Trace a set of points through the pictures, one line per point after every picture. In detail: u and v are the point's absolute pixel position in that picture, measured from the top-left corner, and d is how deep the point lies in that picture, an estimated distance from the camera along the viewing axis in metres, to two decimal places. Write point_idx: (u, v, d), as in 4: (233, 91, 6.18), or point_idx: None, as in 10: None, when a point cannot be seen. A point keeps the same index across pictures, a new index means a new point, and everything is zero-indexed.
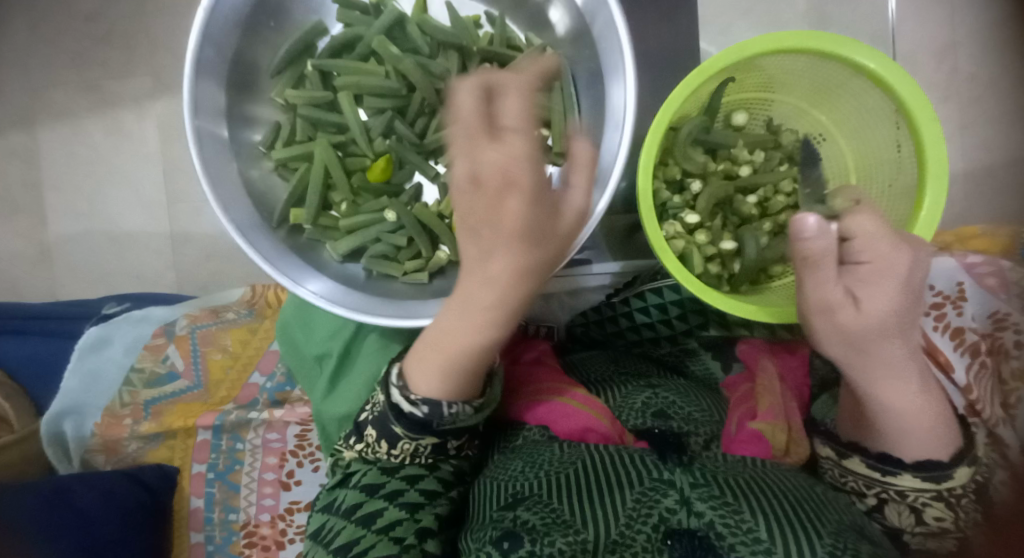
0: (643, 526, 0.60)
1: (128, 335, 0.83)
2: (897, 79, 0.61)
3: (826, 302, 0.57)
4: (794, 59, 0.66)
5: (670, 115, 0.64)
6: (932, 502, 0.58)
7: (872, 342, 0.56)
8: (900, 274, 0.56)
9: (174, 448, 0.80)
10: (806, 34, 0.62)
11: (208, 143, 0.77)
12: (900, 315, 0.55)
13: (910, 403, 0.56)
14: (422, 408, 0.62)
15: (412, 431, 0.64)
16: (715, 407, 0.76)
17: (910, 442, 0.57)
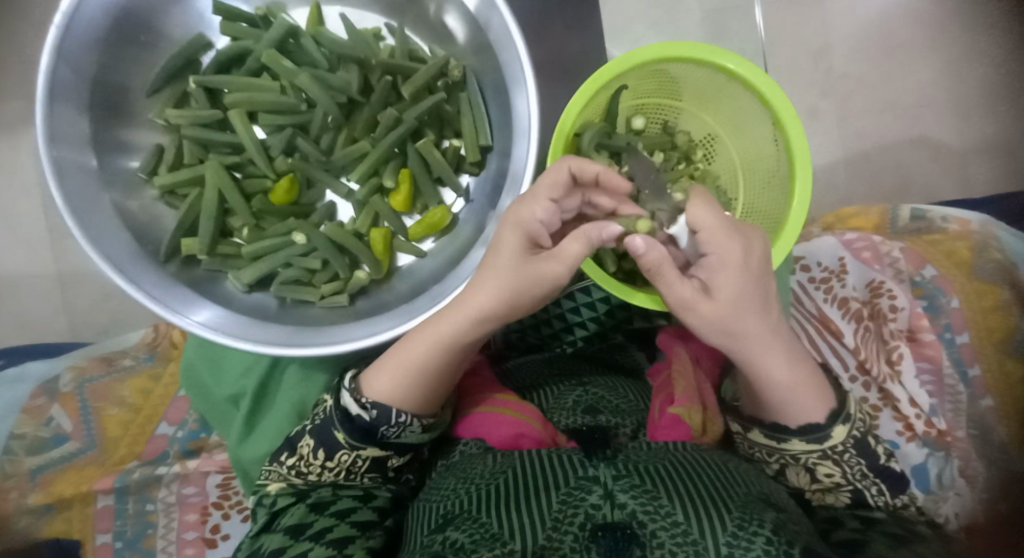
0: (570, 526, 0.55)
1: (3, 398, 0.75)
2: (761, 80, 0.64)
3: (683, 301, 0.52)
4: (686, 67, 0.69)
5: (568, 125, 0.66)
6: (821, 461, 0.62)
7: (739, 325, 0.54)
8: (741, 259, 0.53)
9: (71, 520, 0.73)
10: (693, 45, 0.65)
11: (79, 173, 0.61)
12: (751, 294, 0.53)
13: (784, 375, 0.58)
14: (371, 411, 0.58)
15: (355, 440, 0.58)
16: (638, 398, 0.74)
17: (794, 410, 0.60)
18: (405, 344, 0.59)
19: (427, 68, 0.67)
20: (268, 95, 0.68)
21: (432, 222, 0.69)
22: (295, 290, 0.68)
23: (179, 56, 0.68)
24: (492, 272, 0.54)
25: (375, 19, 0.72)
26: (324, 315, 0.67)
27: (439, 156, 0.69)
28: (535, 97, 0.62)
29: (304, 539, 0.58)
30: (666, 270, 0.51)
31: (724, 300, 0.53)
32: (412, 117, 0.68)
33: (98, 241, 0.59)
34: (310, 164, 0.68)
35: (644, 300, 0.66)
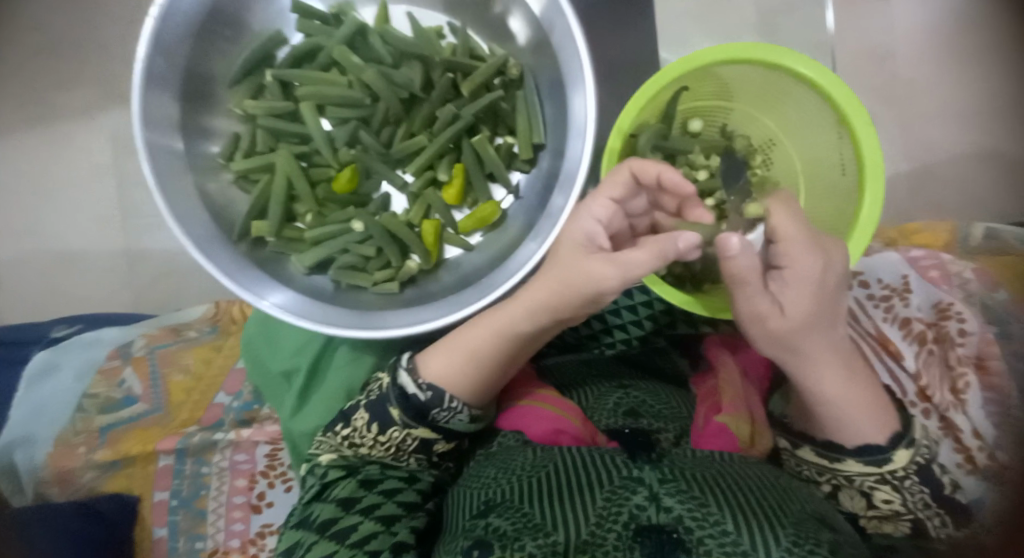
0: (615, 525, 0.56)
1: (79, 359, 0.79)
2: (832, 85, 0.64)
3: (754, 308, 0.58)
4: (752, 71, 0.69)
5: (625, 127, 0.67)
6: (878, 485, 0.61)
7: (798, 338, 0.58)
8: (814, 278, 0.56)
9: (133, 477, 0.77)
10: (764, 46, 0.66)
11: (167, 156, 0.65)
12: (818, 313, 0.57)
13: (838, 389, 0.60)
14: (427, 392, 0.61)
15: (411, 418, 0.61)
16: (683, 404, 0.73)
17: (850, 429, 0.60)
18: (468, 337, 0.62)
19: (485, 67, 0.69)
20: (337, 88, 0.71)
21: (482, 215, 0.71)
22: (351, 276, 0.70)
23: (258, 51, 0.71)
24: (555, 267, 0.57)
25: (438, 18, 0.74)
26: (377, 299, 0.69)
27: (494, 152, 0.70)
28: (593, 98, 0.62)
29: (354, 512, 0.60)
30: (748, 279, 0.55)
31: (789, 316, 0.57)
32: (470, 112, 0.69)
33: (182, 222, 0.62)
34: (370, 155, 0.71)
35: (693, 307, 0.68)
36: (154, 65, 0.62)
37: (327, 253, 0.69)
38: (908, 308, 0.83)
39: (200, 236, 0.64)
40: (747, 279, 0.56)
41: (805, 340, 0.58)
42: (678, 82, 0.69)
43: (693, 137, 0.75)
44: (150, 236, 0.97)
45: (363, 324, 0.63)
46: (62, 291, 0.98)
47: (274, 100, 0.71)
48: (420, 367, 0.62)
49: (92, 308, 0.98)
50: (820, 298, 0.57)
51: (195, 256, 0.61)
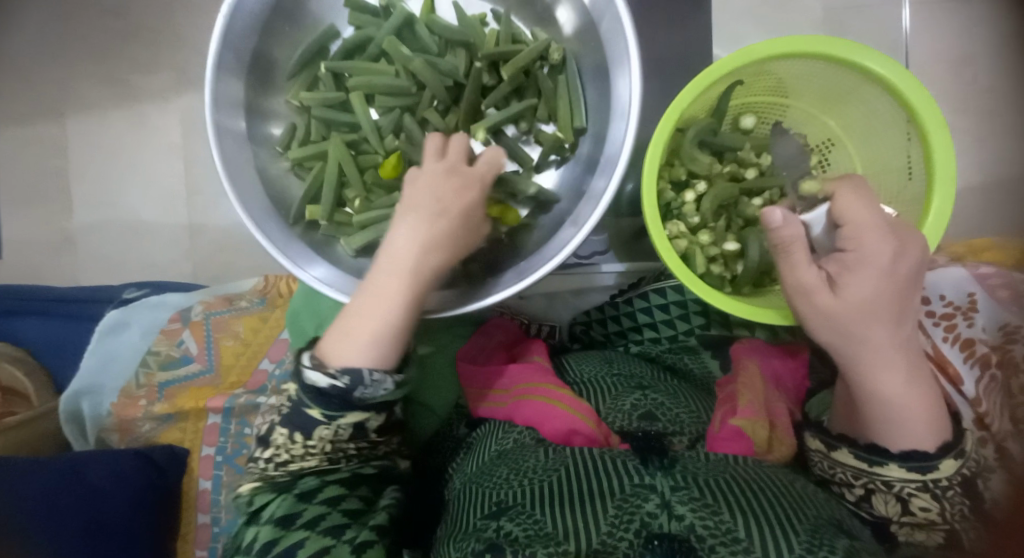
0: (626, 533, 0.56)
1: (145, 319, 0.86)
2: (904, 81, 0.59)
3: (803, 285, 0.57)
4: (819, 65, 0.62)
5: (677, 115, 0.61)
6: (918, 493, 0.59)
7: (857, 325, 0.56)
8: (882, 262, 0.55)
9: (185, 430, 0.84)
10: (830, 39, 0.59)
11: (232, 137, 0.66)
12: (879, 300, 0.56)
13: (898, 393, 0.57)
14: (342, 379, 0.55)
15: (331, 407, 0.56)
16: (701, 408, 0.72)
17: (901, 431, 0.58)
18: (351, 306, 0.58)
19: (528, 55, 0.69)
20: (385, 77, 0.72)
21: (498, 216, 0.69)
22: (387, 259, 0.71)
23: (315, 43, 0.73)
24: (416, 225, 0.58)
25: (482, 5, 0.75)
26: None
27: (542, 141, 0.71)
28: (639, 83, 0.60)
29: (294, 529, 0.58)
30: (795, 251, 0.57)
31: (849, 298, 0.56)
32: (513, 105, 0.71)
33: (245, 200, 0.63)
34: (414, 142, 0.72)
35: (771, 318, 0.62)
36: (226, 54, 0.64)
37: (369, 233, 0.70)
38: (971, 328, 0.76)
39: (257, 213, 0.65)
40: (794, 251, 0.58)
41: (873, 328, 0.56)
42: (730, 75, 0.62)
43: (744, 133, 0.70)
44: (210, 213, 1.07)
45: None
46: (133, 255, 1.10)
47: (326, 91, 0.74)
48: (325, 353, 0.57)
49: (154, 274, 1.10)
50: (886, 284, 0.56)
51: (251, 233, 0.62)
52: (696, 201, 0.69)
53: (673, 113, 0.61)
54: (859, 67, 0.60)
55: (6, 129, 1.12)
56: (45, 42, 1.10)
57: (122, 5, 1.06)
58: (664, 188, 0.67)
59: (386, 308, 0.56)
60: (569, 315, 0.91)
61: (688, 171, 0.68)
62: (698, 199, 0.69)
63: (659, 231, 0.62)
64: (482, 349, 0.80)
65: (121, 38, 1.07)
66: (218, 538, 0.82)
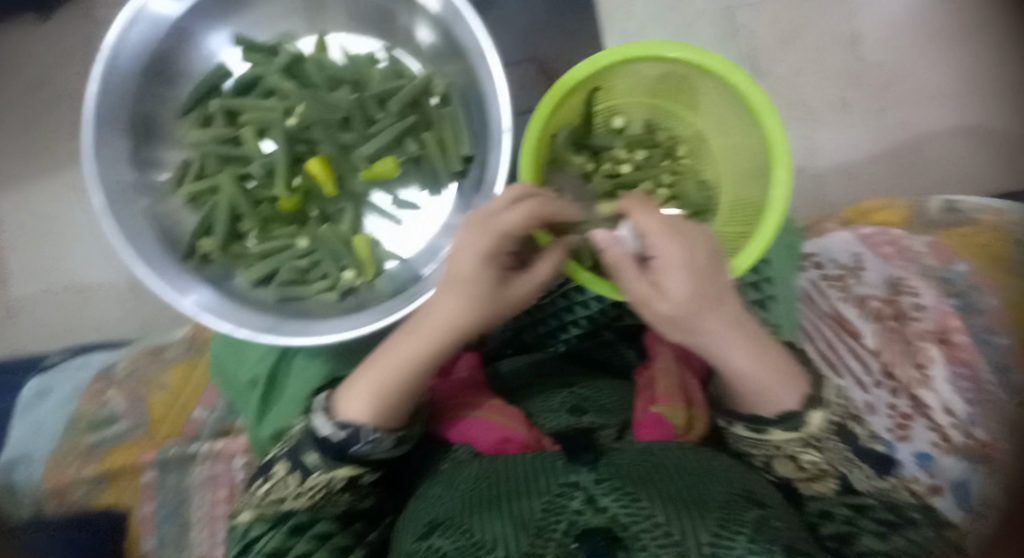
0: (554, 533, 0.53)
1: (71, 382, 0.87)
2: (734, 75, 0.62)
3: (639, 298, 0.56)
4: (669, 66, 0.66)
5: (537, 127, 0.65)
6: (806, 449, 0.60)
7: (690, 321, 0.54)
8: (695, 258, 0.53)
9: (116, 492, 0.82)
10: (659, 42, 0.63)
11: (119, 188, 0.68)
12: (702, 289, 0.53)
13: (746, 367, 0.56)
14: (341, 433, 0.60)
15: (328, 459, 0.60)
16: (625, 396, 0.74)
17: (764, 398, 0.58)
18: (378, 355, 0.63)
19: (410, 85, 0.72)
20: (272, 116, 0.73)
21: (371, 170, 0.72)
22: (289, 290, 0.73)
23: (206, 85, 0.74)
24: (454, 292, 0.59)
25: (370, 44, 0.77)
26: (320, 308, 0.72)
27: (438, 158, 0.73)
28: (506, 98, 0.64)
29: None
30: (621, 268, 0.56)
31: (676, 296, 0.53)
32: (401, 125, 0.73)
33: (135, 241, 0.66)
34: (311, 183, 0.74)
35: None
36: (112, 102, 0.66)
37: (270, 265, 0.72)
38: (864, 285, 0.79)
39: (149, 254, 0.67)
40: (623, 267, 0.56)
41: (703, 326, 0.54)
42: (588, 80, 0.67)
43: (617, 133, 0.74)
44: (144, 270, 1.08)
45: (301, 330, 0.66)
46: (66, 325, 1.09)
47: (223, 129, 0.75)
48: (335, 406, 0.62)
49: (93, 338, 1.08)
50: (698, 274, 0.53)
51: (139, 269, 0.65)
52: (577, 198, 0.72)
53: (540, 126, 0.65)
54: (696, 64, 0.64)
55: None
56: None
57: (43, 72, 1.08)
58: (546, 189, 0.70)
59: (395, 373, 0.60)
60: None
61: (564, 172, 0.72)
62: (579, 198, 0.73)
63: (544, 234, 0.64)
64: None
65: (42, 107, 1.08)
66: None
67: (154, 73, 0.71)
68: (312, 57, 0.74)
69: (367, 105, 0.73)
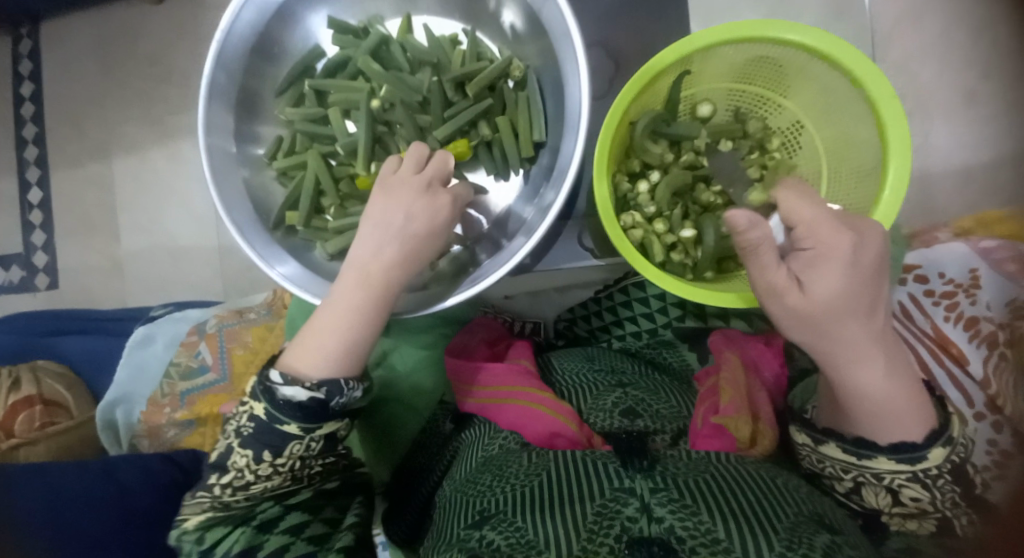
0: (606, 538, 0.56)
1: (168, 332, 0.94)
2: (851, 59, 0.58)
3: (774, 287, 0.56)
4: (773, 48, 0.62)
5: (622, 110, 0.61)
6: (908, 483, 0.58)
7: (832, 324, 0.55)
8: (843, 255, 0.54)
9: (205, 435, 0.90)
10: (764, 20, 0.59)
11: (221, 160, 0.71)
12: (851, 297, 0.54)
13: (878, 387, 0.56)
14: (320, 390, 0.56)
15: (308, 421, 0.57)
16: (682, 403, 0.72)
17: (886, 424, 0.57)
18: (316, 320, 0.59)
19: (492, 67, 0.71)
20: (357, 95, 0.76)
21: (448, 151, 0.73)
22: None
23: (299, 64, 0.77)
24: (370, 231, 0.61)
25: (454, 26, 0.77)
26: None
27: (512, 141, 0.73)
28: (586, 81, 0.62)
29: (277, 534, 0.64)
30: (763, 252, 0.56)
31: (817, 297, 0.55)
32: (478, 108, 0.73)
33: (230, 209, 0.69)
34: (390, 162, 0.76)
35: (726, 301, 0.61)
36: (217, 79, 0.69)
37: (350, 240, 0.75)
38: (975, 306, 0.73)
39: (244, 223, 0.70)
40: (762, 252, 0.57)
41: (835, 329, 0.55)
42: (679, 62, 0.63)
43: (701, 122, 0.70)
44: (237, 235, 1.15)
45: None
46: (171, 282, 1.20)
47: (310, 106, 0.78)
48: (292, 365, 0.57)
49: (191, 295, 1.19)
50: (855, 276, 0.54)
51: (236, 240, 0.68)
52: (651, 191, 0.69)
53: (615, 118, 0.61)
54: (803, 46, 0.59)
55: (60, 171, 1.24)
56: (91, 89, 1.22)
57: (155, 51, 1.17)
58: (620, 180, 0.68)
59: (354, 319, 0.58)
60: (555, 313, 0.92)
61: (642, 162, 0.68)
62: (653, 189, 0.69)
63: (612, 226, 0.61)
64: (468, 345, 0.82)
65: (153, 82, 1.18)
66: None
67: (257, 52, 0.72)
68: (396, 37, 0.76)
69: (446, 88, 0.74)
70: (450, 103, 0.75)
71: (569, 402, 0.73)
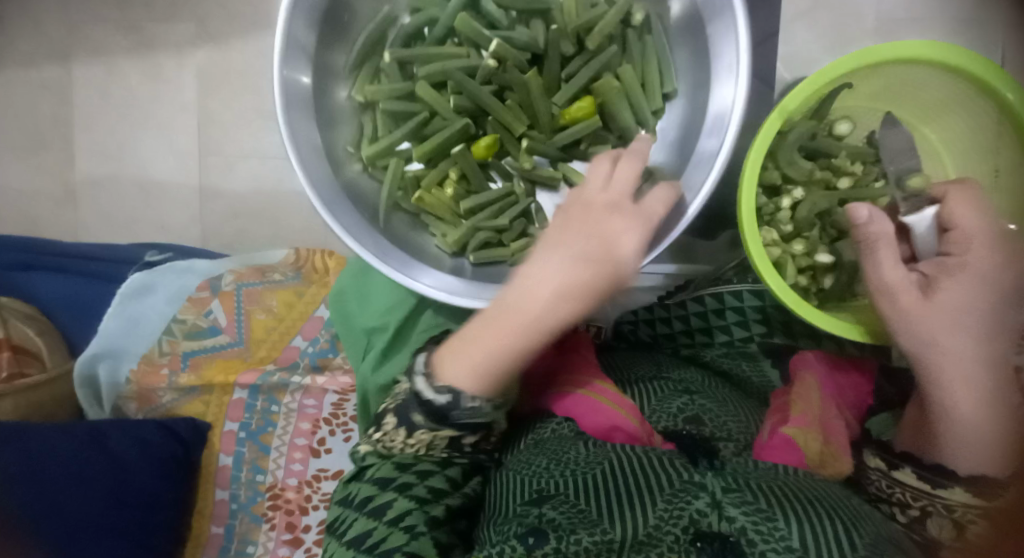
0: (673, 527, 0.53)
1: (171, 284, 0.83)
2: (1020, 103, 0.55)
3: (888, 284, 0.57)
4: (936, 75, 0.60)
5: (782, 117, 0.58)
6: (979, 521, 0.53)
7: (942, 334, 0.54)
8: (982, 271, 0.55)
9: (209, 403, 0.81)
10: (947, 45, 0.56)
11: (295, 96, 0.59)
12: (972, 311, 0.54)
13: (978, 415, 0.53)
14: (444, 396, 0.54)
15: (430, 421, 0.56)
16: (751, 418, 0.69)
17: (969, 453, 0.53)
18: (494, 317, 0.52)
19: (613, 13, 0.64)
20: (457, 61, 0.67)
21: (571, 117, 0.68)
22: (490, 250, 0.70)
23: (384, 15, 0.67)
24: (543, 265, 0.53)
25: None
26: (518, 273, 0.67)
27: (640, 92, 0.66)
28: (745, 74, 0.55)
29: (387, 491, 0.60)
30: (880, 249, 0.58)
31: (938, 302, 0.55)
32: (601, 61, 0.67)
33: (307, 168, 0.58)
34: (506, 123, 0.69)
35: (845, 332, 0.59)
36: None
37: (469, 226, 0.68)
38: None
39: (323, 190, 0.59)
40: (879, 250, 0.59)
41: (936, 342, 0.55)
42: (846, 75, 0.59)
43: (837, 141, 0.67)
44: (225, 177, 1.00)
45: None
46: (138, 218, 1.03)
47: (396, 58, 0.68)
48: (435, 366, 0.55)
49: (165, 238, 1.03)
50: (986, 289, 0.55)
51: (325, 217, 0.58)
52: (791, 208, 0.68)
53: (783, 112, 0.58)
54: (978, 82, 0.57)
55: (8, 70, 1.03)
56: None
57: None
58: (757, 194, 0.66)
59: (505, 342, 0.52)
60: (616, 314, 0.90)
61: (783, 174, 0.67)
62: (794, 206, 0.67)
63: (752, 228, 0.58)
64: None
65: None
66: (236, 515, 0.78)
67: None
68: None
69: (564, 44, 0.66)
70: (564, 59, 0.68)
71: (633, 401, 0.70)
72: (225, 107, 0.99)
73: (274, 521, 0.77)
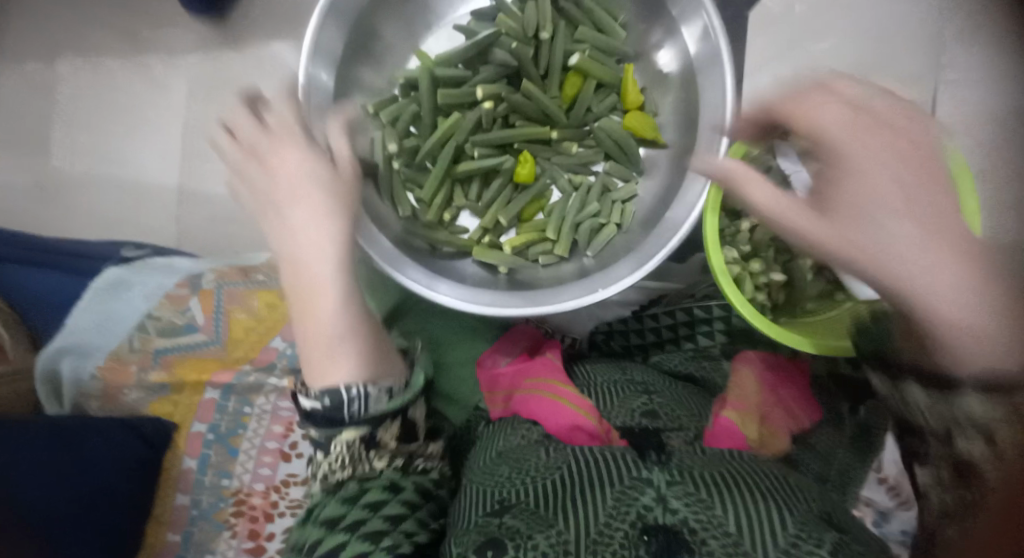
0: (622, 524, 0.55)
1: (150, 281, 0.83)
2: None
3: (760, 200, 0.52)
4: None
5: None
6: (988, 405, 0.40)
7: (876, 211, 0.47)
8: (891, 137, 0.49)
9: (177, 403, 0.79)
10: None
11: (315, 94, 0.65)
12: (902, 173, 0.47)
13: (946, 286, 0.43)
14: (324, 400, 0.58)
15: (324, 428, 0.59)
16: (701, 410, 0.72)
17: (963, 338, 0.42)
18: (312, 290, 0.60)
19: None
20: (463, 125, 0.73)
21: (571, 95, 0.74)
22: (599, 237, 0.73)
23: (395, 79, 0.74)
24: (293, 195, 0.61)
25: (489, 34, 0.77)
26: (631, 239, 0.71)
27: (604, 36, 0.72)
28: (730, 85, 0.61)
29: (337, 531, 0.59)
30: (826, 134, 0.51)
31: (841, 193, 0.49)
32: (562, 39, 0.72)
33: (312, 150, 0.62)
34: (533, 137, 0.74)
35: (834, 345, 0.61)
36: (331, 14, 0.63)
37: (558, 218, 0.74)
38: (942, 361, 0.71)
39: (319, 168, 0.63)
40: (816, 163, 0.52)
41: (880, 250, 0.46)
42: None
43: None
44: (206, 180, 1.00)
45: (577, 292, 0.65)
46: (111, 216, 1.01)
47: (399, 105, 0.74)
48: (308, 379, 0.60)
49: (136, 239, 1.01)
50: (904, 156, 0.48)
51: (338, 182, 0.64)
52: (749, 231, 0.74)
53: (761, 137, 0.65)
54: None
55: None
56: None
57: None
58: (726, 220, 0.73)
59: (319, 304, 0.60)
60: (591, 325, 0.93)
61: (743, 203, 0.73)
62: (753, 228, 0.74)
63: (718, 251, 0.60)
64: (508, 351, 0.82)
65: None
66: (196, 522, 0.76)
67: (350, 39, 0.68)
68: (424, 71, 0.72)
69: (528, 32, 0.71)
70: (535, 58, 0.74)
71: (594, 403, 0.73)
72: (212, 111, 1.00)
73: (236, 528, 0.75)
